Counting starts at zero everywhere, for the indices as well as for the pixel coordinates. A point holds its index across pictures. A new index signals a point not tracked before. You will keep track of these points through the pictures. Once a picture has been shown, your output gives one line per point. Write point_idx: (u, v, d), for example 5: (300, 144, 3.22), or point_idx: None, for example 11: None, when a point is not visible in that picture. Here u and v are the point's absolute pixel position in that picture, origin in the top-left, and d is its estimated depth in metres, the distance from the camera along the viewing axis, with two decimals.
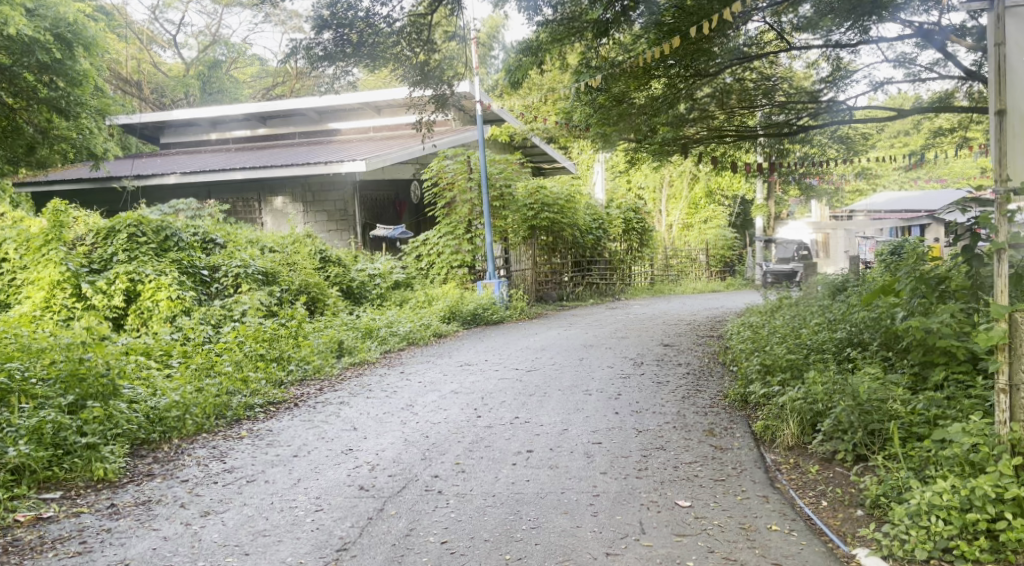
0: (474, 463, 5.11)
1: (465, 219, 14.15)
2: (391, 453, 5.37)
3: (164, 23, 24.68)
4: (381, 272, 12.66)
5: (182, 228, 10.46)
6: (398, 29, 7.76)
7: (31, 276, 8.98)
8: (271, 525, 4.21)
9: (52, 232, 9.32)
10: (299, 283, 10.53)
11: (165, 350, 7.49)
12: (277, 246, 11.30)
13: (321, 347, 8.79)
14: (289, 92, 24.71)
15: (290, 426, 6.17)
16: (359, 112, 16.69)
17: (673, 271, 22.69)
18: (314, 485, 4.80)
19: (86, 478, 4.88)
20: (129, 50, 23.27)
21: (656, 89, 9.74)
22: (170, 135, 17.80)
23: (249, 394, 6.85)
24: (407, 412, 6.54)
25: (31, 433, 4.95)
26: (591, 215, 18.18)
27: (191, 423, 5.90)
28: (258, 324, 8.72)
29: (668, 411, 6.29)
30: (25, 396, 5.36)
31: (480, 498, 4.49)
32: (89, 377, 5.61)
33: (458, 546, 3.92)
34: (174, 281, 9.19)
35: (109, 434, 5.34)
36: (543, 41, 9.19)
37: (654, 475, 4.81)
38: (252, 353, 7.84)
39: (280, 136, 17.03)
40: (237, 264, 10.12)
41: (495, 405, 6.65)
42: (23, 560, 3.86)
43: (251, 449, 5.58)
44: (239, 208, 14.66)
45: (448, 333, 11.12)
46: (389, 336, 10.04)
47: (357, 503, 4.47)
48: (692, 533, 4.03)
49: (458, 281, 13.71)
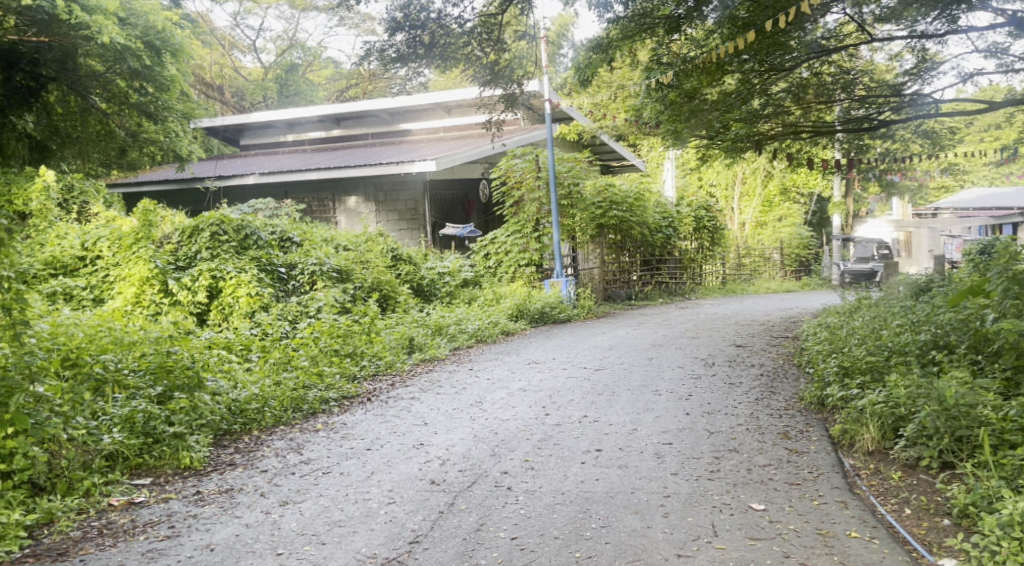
0: (543, 461, 5.11)
1: (533, 218, 14.17)
2: (461, 449, 5.43)
3: (245, 28, 25.60)
4: (450, 270, 12.81)
5: (261, 227, 10.79)
6: (469, 29, 7.80)
7: (121, 273, 9.42)
8: (346, 516, 4.31)
9: (142, 231, 9.79)
10: (371, 280, 10.76)
11: (244, 344, 7.72)
12: (351, 243, 11.54)
13: (392, 342, 8.96)
14: (362, 93, 25.31)
15: (363, 420, 6.31)
16: (429, 113, 16.88)
17: (746, 270, 22.36)
18: (386, 478, 4.90)
19: (174, 466, 5.07)
20: (212, 55, 24.30)
21: (729, 84, 9.50)
22: (250, 137, 18.38)
23: (323, 388, 7.03)
24: (476, 408, 6.60)
25: (123, 422, 5.17)
26: (661, 212, 17.96)
27: (269, 415, 6.11)
28: (333, 320, 8.93)
29: (740, 413, 6.17)
30: (117, 387, 5.59)
31: (549, 495, 4.50)
32: (175, 369, 5.87)
33: (527, 543, 3.93)
34: (253, 278, 9.47)
35: (194, 424, 5.56)
36: (613, 38, 9.26)
37: (726, 477, 4.73)
38: (327, 348, 8.05)
39: (354, 137, 17.40)
40: (313, 262, 10.40)
41: (563, 404, 6.64)
42: (117, 542, 4.03)
43: (326, 442, 5.72)
44: (314, 208, 15.09)
45: (516, 330, 11.18)
46: (458, 333, 10.15)
47: (428, 497, 4.54)
48: (766, 537, 3.96)
49: (525, 280, 13.74)
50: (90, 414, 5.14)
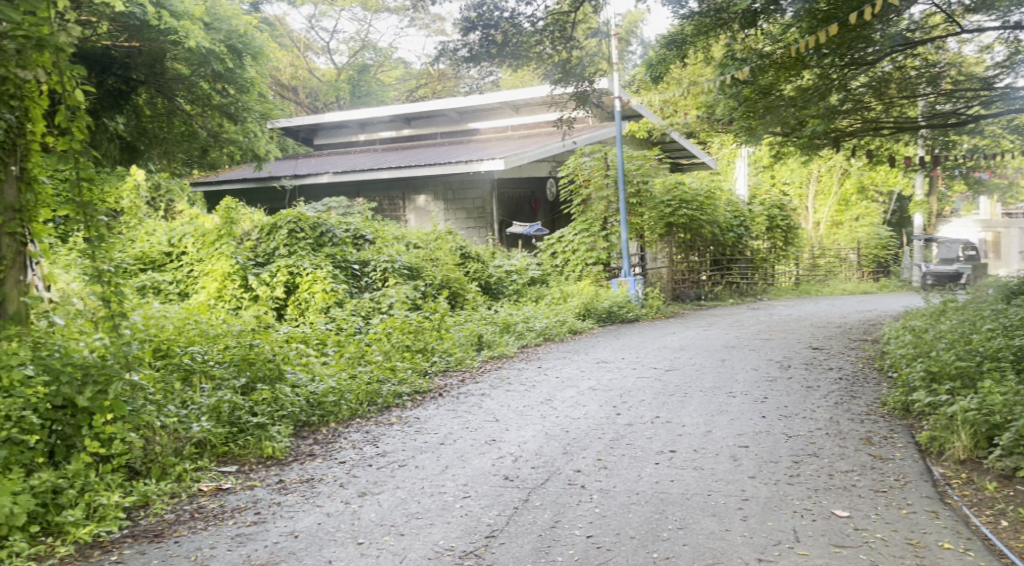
0: (616, 460, 5.08)
1: (601, 217, 14.08)
2: (533, 446, 5.44)
3: (319, 31, 26.29)
4: (517, 269, 12.90)
5: (335, 224, 11.05)
6: (540, 28, 7.79)
7: (205, 269, 9.78)
8: (423, 508, 4.37)
9: (224, 228, 10.14)
10: (441, 277, 10.88)
11: (320, 339, 7.90)
12: (421, 241, 11.73)
13: (462, 340, 9.05)
14: (431, 93, 25.63)
15: (436, 415, 6.39)
16: (498, 112, 16.97)
17: (820, 271, 21.85)
18: (460, 472, 4.96)
19: (257, 455, 5.23)
20: (287, 57, 24.94)
21: (806, 80, 9.24)
22: (324, 136, 18.81)
23: (397, 382, 7.16)
24: (546, 406, 6.61)
25: (211, 412, 5.37)
26: (732, 211, 17.62)
27: (346, 408, 6.25)
28: (405, 316, 9.08)
29: (819, 417, 6.02)
30: (204, 377, 5.81)
31: (623, 495, 4.48)
32: (258, 361, 6.09)
33: (603, 541, 3.91)
34: (328, 275, 9.70)
35: (275, 414, 5.74)
36: (688, 33, 9.17)
37: (807, 482, 4.63)
38: (399, 344, 8.19)
39: (424, 136, 17.61)
40: (385, 260, 10.63)
41: (635, 403, 6.59)
42: (208, 525, 4.18)
43: (401, 435, 5.81)
44: (385, 206, 15.37)
45: (584, 329, 11.14)
46: (526, 331, 10.17)
47: (502, 492, 4.57)
48: (852, 545, 3.85)
49: (593, 279, 13.69)
50: (180, 403, 5.35)
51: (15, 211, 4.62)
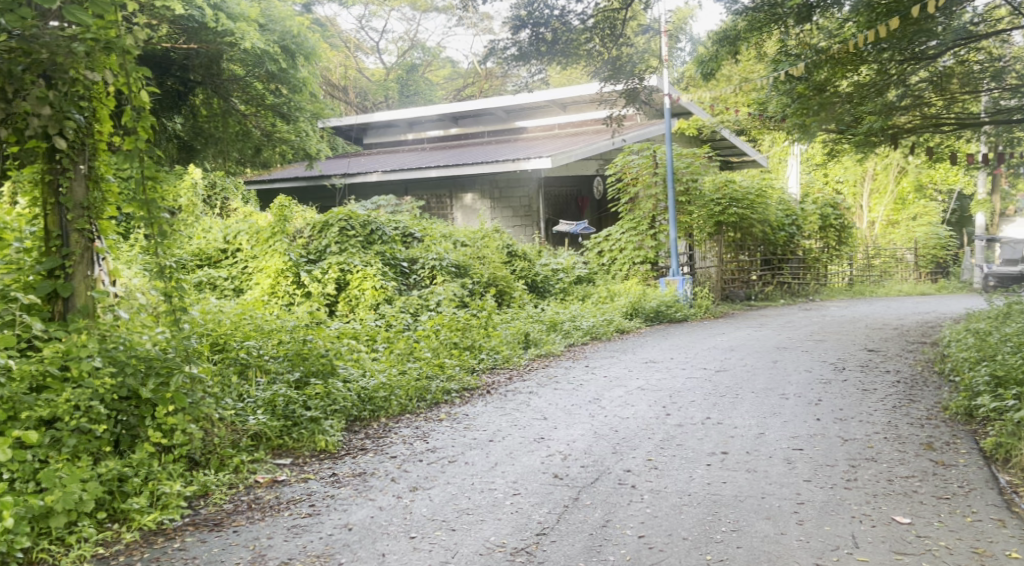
0: (667, 461, 5.04)
1: (649, 215, 13.98)
2: (582, 445, 5.44)
3: (368, 31, 26.65)
4: (564, 267, 12.89)
5: (385, 222, 11.18)
6: (590, 25, 7.77)
7: (259, 265, 9.99)
8: (473, 504, 4.40)
9: (277, 225, 10.36)
10: (488, 275, 10.93)
11: (369, 335, 7.99)
12: (468, 239, 11.81)
13: (509, 337, 9.08)
14: (478, 92, 25.74)
15: (484, 412, 6.43)
16: (545, 110, 16.96)
17: (875, 271, 21.37)
18: (510, 469, 4.97)
19: (311, 448, 5.33)
20: (338, 57, 25.32)
21: (863, 76, 9.02)
22: (373, 135, 19.02)
23: (446, 378, 7.22)
24: (595, 405, 6.59)
25: (266, 405, 5.52)
26: (784, 210, 17.31)
27: (396, 404, 6.32)
28: (453, 313, 9.16)
29: (876, 420, 5.89)
30: (260, 371, 5.96)
31: (675, 496, 4.44)
32: (311, 356, 6.22)
33: (655, 542, 3.88)
34: (378, 273, 9.82)
35: (328, 409, 5.83)
36: (741, 29, 9.04)
37: (865, 487, 4.53)
38: (448, 341, 8.25)
39: (471, 135, 17.69)
40: (433, 257, 10.74)
41: (685, 404, 6.54)
42: (264, 516, 4.26)
43: (450, 432, 5.85)
44: (433, 204, 15.51)
45: (632, 328, 11.06)
46: (572, 329, 10.16)
47: (552, 490, 4.57)
48: (914, 553, 3.76)
49: (641, 278, 13.58)
50: (237, 396, 5.50)
51: (83, 208, 4.78)
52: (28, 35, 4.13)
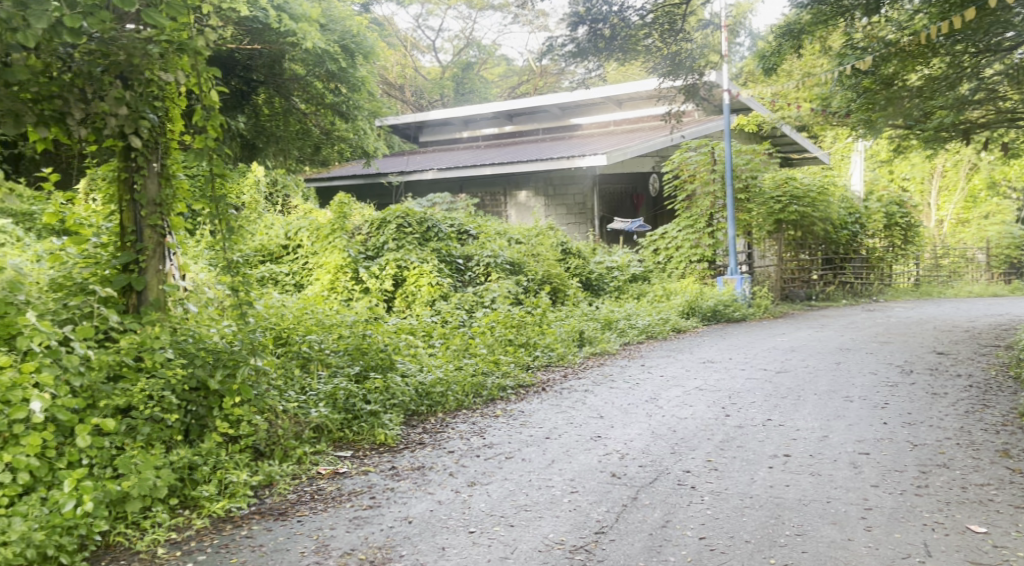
0: (727, 462, 4.97)
1: (706, 213, 13.78)
2: (639, 444, 5.40)
3: (425, 30, 26.86)
4: (619, 265, 12.80)
5: (441, 220, 11.29)
6: (649, 21, 7.66)
7: (319, 261, 10.16)
8: (532, 501, 4.41)
9: (337, 222, 10.56)
10: (542, 273, 10.93)
11: (425, 331, 8.05)
12: (523, 237, 11.82)
13: (564, 335, 9.06)
14: (533, 89, 25.71)
15: (540, 409, 6.43)
16: (601, 107, 16.88)
17: (944, 271, 20.68)
18: (567, 467, 4.96)
19: (371, 441, 5.41)
20: (395, 56, 25.58)
21: (935, 68, 8.73)
22: (428, 133, 19.17)
23: (501, 375, 7.25)
24: (652, 405, 6.53)
25: (327, 398, 5.60)
26: (847, 208, 16.88)
27: (453, 399, 6.37)
28: (508, 310, 9.19)
29: (947, 426, 5.70)
30: (321, 365, 6.06)
31: (736, 498, 4.38)
32: (370, 351, 6.32)
33: (717, 544, 3.83)
34: (434, 269, 9.92)
35: (387, 402, 5.92)
36: (805, 23, 8.83)
37: (936, 494, 4.39)
38: (503, 337, 8.28)
39: (526, 132, 17.69)
40: (488, 255, 10.79)
41: (745, 405, 6.43)
42: (327, 507, 4.34)
43: (506, 428, 5.87)
44: (487, 202, 15.60)
45: (689, 328, 10.91)
46: (628, 328, 10.09)
47: (610, 489, 4.55)
48: (990, 563, 3.63)
49: (697, 276, 13.40)
50: (300, 389, 5.61)
51: (156, 204, 4.92)
52: (106, 38, 4.24)
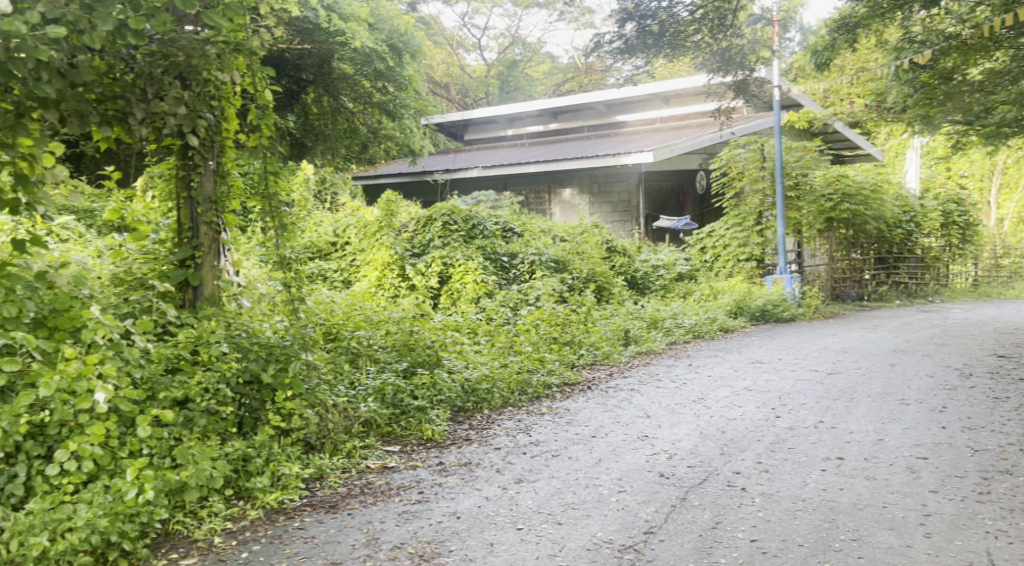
0: (778, 464, 4.90)
1: (755, 211, 13.58)
2: (687, 444, 5.35)
3: (471, 28, 26.97)
4: (665, 264, 12.69)
5: (486, 217, 11.36)
6: (698, 16, 7.56)
7: (367, 258, 10.26)
8: (579, 499, 4.40)
9: (384, 220, 10.71)
10: (587, 271, 10.90)
11: (471, 327, 8.09)
12: (568, 235, 11.81)
13: (609, 333, 9.03)
14: (579, 87, 25.60)
15: (586, 407, 6.41)
16: (647, 104, 16.75)
17: (1003, 272, 20.04)
18: (615, 466, 4.94)
19: (418, 437, 5.46)
20: (441, 55, 25.75)
21: (998, 62, 8.44)
22: (474, 131, 19.24)
23: (546, 373, 7.25)
24: (700, 405, 6.46)
25: (376, 394, 5.67)
26: (901, 206, 16.48)
27: (499, 396, 6.39)
28: (553, 308, 9.18)
29: (1010, 431, 5.53)
30: (370, 360, 6.14)
31: (788, 501, 4.31)
32: (417, 347, 6.39)
33: (769, 547, 3.78)
34: (479, 267, 9.97)
35: (434, 398, 5.97)
36: (861, 16, 8.61)
37: (998, 501, 4.27)
38: (547, 335, 8.27)
39: (571, 130, 17.64)
40: (533, 252, 10.79)
41: (796, 406, 6.33)
42: (377, 500, 4.39)
43: (552, 426, 5.87)
44: (531, 200, 15.62)
45: (736, 328, 10.76)
46: (674, 327, 10.01)
47: (659, 489, 4.51)
48: None
49: (745, 275, 13.22)
50: (349, 384, 5.69)
51: (211, 202, 5.06)
52: (167, 39, 4.32)
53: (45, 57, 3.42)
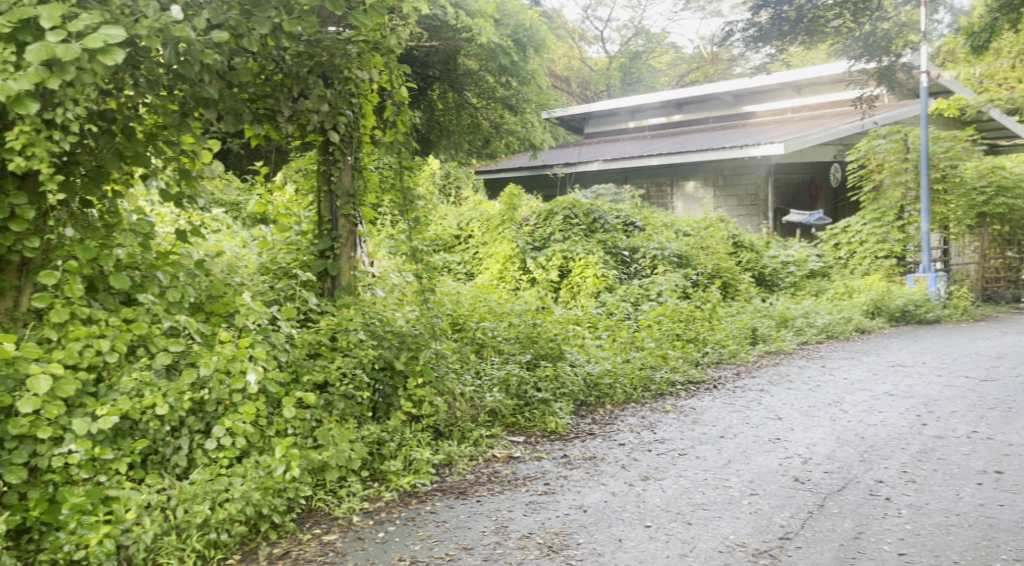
0: (926, 475, 4.62)
1: (896, 205, 12.81)
2: (823, 449, 5.13)
3: (593, 20, 26.82)
4: (795, 260, 12.23)
5: (608, 211, 11.30)
6: None
7: (489, 251, 10.40)
8: (708, 500, 4.31)
9: (507, 213, 10.86)
10: (712, 266, 10.63)
11: (591, 322, 8.05)
12: (692, 229, 11.57)
13: (735, 332, 8.77)
14: (704, 78, 24.97)
15: (712, 407, 6.26)
16: (778, 94, 16.12)
17: None
18: (746, 468, 4.81)
19: (542, 429, 5.52)
20: (563, 49, 25.77)
21: None
22: (594, 125, 19.10)
23: (669, 370, 7.14)
24: (836, 409, 6.18)
25: (501, 384, 5.77)
26: None
27: (621, 392, 6.35)
28: (676, 304, 8.99)
29: None
30: (494, 351, 6.24)
31: (939, 514, 4.06)
32: (541, 339, 6.44)
33: (918, 561, 3.57)
34: (600, 261, 9.92)
35: (557, 391, 6.00)
36: None
37: None
38: (671, 332, 8.13)
39: (696, 121, 17.23)
40: (655, 247, 10.63)
41: (944, 414, 5.94)
42: (504, 489, 4.46)
43: (678, 424, 5.77)
44: (653, 193, 15.39)
45: (873, 328, 10.21)
46: (805, 326, 9.61)
47: (794, 494, 4.36)
48: None
49: (883, 273, 12.52)
50: (475, 373, 5.80)
51: (349, 195, 5.27)
52: (313, 40, 4.54)
53: (210, 60, 3.70)
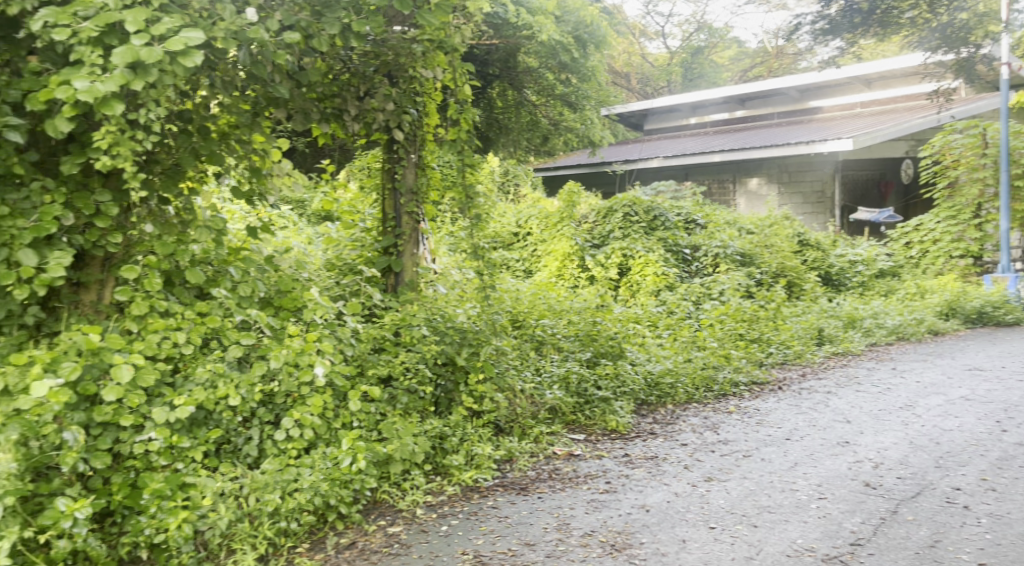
0: (1007, 483, 4.44)
1: (973, 203, 12.34)
2: (895, 454, 4.99)
3: (654, 15, 26.53)
4: (864, 259, 11.90)
5: (669, 208, 11.17)
6: None
7: (548, 249, 10.39)
8: (775, 503, 4.23)
9: (566, 210, 10.84)
10: (776, 265, 10.42)
11: (651, 321, 7.98)
12: (755, 227, 11.36)
13: (801, 332, 8.57)
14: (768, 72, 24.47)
15: (777, 408, 6.14)
16: (847, 88, 15.69)
17: None
18: (813, 471, 4.71)
19: (602, 427, 5.50)
20: (623, 45, 25.56)
21: None
22: (654, 121, 18.88)
23: (732, 370, 7.03)
24: (907, 413, 6.00)
25: (561, 381, 5.78)
26: None
27: (683, 391, 6.28)
28: (739, 303, 8.83)
29: None
30: (554, 348, 6.24)
31: (1021, 524, 3.90)
32: (601, 337, 6.41)
33: None
34: (660, 259, 9.82)
35: (618, 390, 5.97)
36: None
37: None
38: (733, 332, 8.00)
39: (761, 117, 16.89)
40: (717, 245, 10.47)
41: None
42: (565, 486, 4.47)
43: (741, 425, 5.67)
44: (714, 190, 15.16)
45: (946, 329, 9.87)
46: (875, 327, 9.33)
47: (865, 500, 4.24)
48: None
49: (958, 273, 12.09)
50: (535, 370, 5.82)
51: (413, 192, 5.37)
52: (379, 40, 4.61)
53: (282, 61, 3.81)
